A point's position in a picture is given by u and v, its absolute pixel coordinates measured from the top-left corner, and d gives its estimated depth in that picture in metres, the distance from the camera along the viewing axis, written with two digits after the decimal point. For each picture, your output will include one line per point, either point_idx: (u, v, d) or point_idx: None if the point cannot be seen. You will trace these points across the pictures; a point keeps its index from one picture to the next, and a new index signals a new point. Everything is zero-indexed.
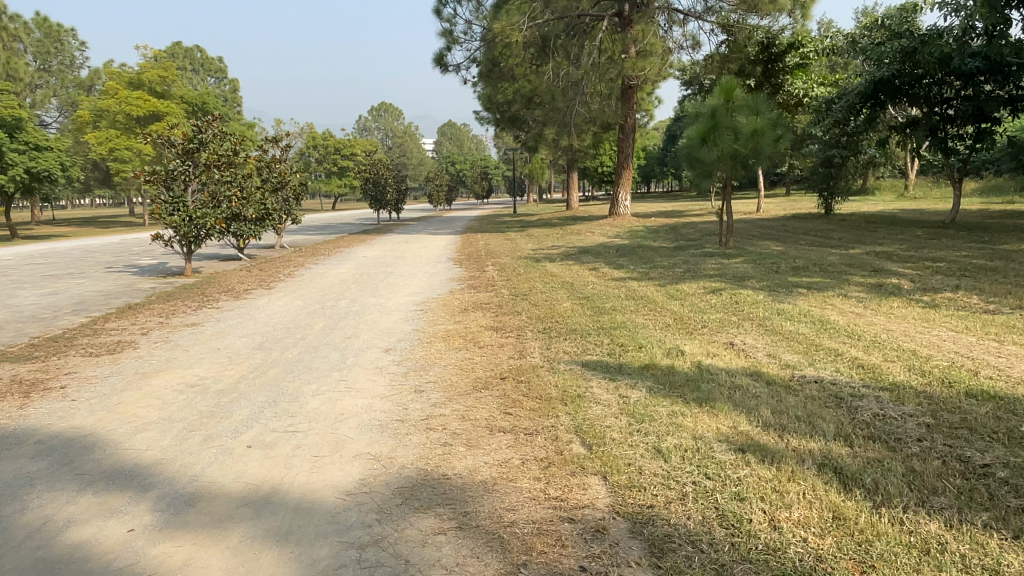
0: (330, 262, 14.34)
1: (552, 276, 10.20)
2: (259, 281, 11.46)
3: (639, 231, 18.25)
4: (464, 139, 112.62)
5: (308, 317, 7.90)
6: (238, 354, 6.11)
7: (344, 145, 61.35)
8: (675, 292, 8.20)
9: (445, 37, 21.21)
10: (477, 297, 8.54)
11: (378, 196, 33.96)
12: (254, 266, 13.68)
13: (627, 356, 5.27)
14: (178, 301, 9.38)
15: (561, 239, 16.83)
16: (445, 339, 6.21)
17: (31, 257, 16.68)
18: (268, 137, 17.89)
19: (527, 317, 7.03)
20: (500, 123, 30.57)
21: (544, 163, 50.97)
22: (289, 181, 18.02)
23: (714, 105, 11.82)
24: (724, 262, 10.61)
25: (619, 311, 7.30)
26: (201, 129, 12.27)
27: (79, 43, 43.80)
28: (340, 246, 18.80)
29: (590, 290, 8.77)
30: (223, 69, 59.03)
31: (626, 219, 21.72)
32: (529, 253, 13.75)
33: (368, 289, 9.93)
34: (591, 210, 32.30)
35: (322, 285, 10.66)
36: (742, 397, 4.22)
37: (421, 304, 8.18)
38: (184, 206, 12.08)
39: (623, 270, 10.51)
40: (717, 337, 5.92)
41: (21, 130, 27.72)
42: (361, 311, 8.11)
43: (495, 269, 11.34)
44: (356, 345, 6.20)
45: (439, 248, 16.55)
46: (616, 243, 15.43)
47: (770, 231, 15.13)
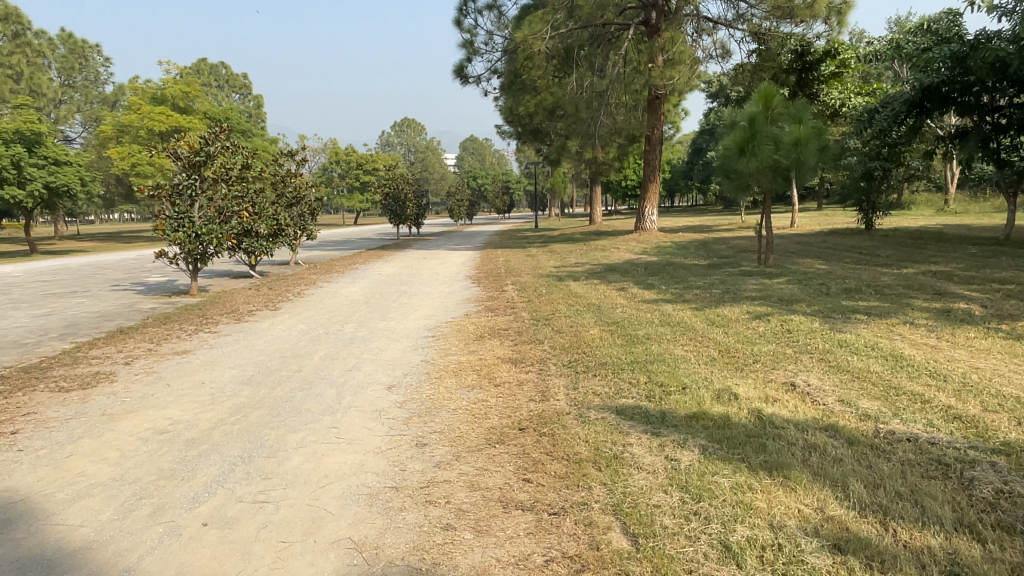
0: (343, 280, 13.69)
1: (577, 297, 9.40)
2: (266, 300, 10.80)
3: (668, 247, 17.40)
4: (487, 154, 112.54)
5: (309, 343, 7.16)
6: (222, 391, 5.36)
7: (366, 160, 61.27)
8: (716, 318, 7.36)
9: (465, 48, 20.60)
10: (495, 322, 7.76)
11: (398, 211, 33.45)
12: (263, 285, 13.07)
13: (670, 400, 4.45)
14: (175, 323, 8.72)
15: (586, 256, 16.02)
16: (457, 375, 5.43)
17: (40, 274, 16.26)
18: (283, 150, 17.35)
19: (550, 348, 6.24)
20: (522, 135, 29.96)
21: (567, 177, 50.24)
22: (304, 195, 17.46)
23: (752, 112, 10.98)
24: (765, 283, 9.75)
25: (654, 341, 6.47)
26: (208, 141, 11.67)
27: (104, 60, 44.26)
28: (356, 263, 18.19)
29: (619, 313, 7.95)
30: (246, 84, 59.33)
31: (653, 234, 20.86)
32: (552, 271, 12.96)
33: (379, 311, 9.20)
34: (616, 224, 31.45)
35: (331, 306, 9.97)
36: (821, 464, 3.38)
37: (434, 330, 7.42)
38: (190, 221, 11.46)
39: (655, 291, 9.68)
40: (773, 376, 5.08)
41: (41, 145, 27.67)
42: (368, 337, 7.36)
43: (515, 289, 10.57)
44: (356, 380, 5.44)
45: (458, 265, 15.84)
46: (644, 260, 14.60)
47: (810, 248, 14.21)
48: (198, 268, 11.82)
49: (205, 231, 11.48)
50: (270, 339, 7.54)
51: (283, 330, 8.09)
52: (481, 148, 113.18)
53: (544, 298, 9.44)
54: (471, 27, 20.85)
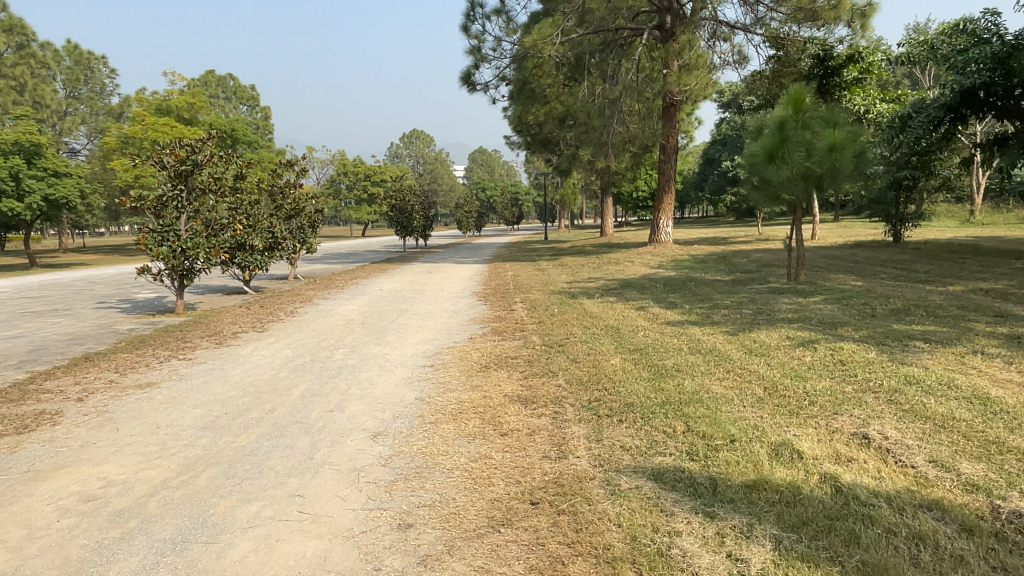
0: (342, 296, 12.86)
1: (593, 318, 8.53)
2: (255, 320, 9.99)
3: (685, 261, 16.50)
4: (495, 166, 112.20)
5: (291, 374, 6.31)
6: (175, 438, 4.51)
7: (374, 171, 60.72)
8: (754, 346, 6.47)
9: (472, 54, 19.85)
10: (502, 348, 6.89)
11: (404, 222, 32.70)
12: (256, 302, 12.24)
13: (718, 461, 3.56)
14: (149, 348, 7.89)
15: (599, 270, 15.15)
16: (456, 418, 4.56)
17: (27, 290, 15.52)
18: (281, 160, 16.60)
19: (567, 382, 5.35)
20: (531, 145, 29.19)
21: (577, 188, 49.47)
22: (303, 207, 16.69)
23: (782, 116, 10.20)
24: (799, 302, 8.86)
25: (688, 373, 5.59)
26: (195, 149, 10.91)
27: (110, 71, 44.01)
28: (358, 277, 17.42)
29: (642, 338, 7.07)
30: (254, 96, 58.99)
31: (669, 246, 19.99)
32: (563, 287, 12.12)
33: (375, 333, 8.37)
34: (627, 237, 30.58)
35: (324, 327, 9.14)
36: (940, 567, 2.50)
37: (433, 358, 6.55)
38: (175, 235, 10.67)
39: (678, 310, 8.81)
40: (839, 425, 4.18)
41: (41, 156, 27.10)
42: (359, 367, 6.51)
43: (525, 308, 9.72)
44: (336, 425, 4.58)
45: (464, 280, 15.02)
46: (662, 274, 13.73)
47: (839, 263, 13.31)
48: (184, 285, 10.99)
49: (191, 245, 10.67)
50: (249, 368, 6.69)
51: (266, 356, 7.25)
52: (491, 160, 112.68)
53: (556, 319, 8.57)
54: (478, 33, 20.12)
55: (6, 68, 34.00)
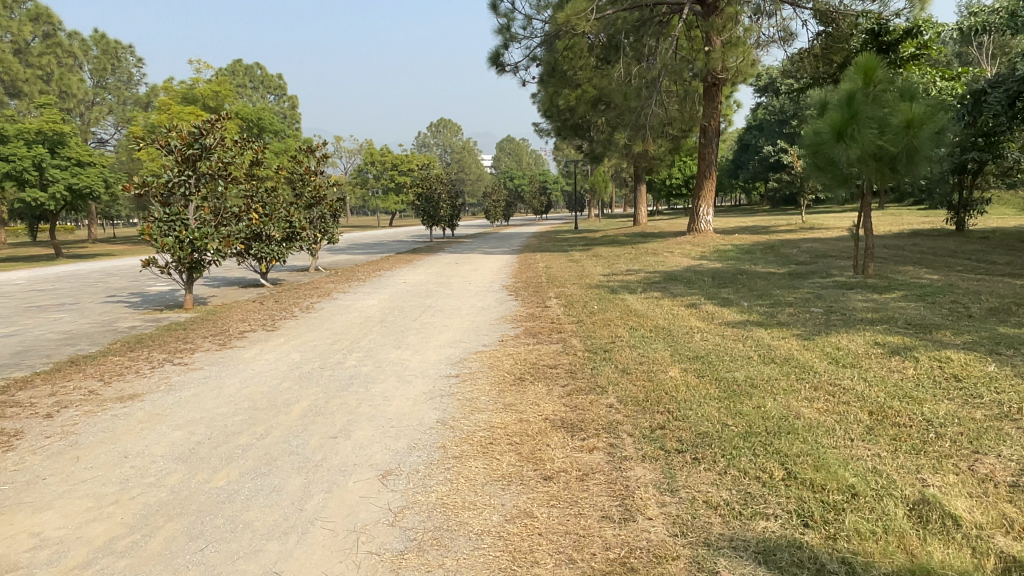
0: (363, 290, 12.02)
1: (640, 316, 7.55)
2: (268, 316, 9.20)
3: (730, 252, 15.37)
4: (523, 155, 111.14)
5: (294, 385, 5.43)
6: (141, 474, 3.65)
7: (401, 160, 59.99)
8: (839, 354, 5.44)
9: (501, 34, 18.85)
10: (537, 354, 5.96)
11: (431, 212, 31.87)
12: (271, 296, 11.46)
13: (846, 539, 2.59)
14: (144, 349, 7.10)
15: (637, 261, 14.13)
16: (487, 452, 3.65)
17: (40, 282, 14.95)
18: (301, 145, 15.78)
19: (620, 401, 4.40)
20: (562, 131, 28.08)
21: (608, 176, 48.21)
22: (324, 196, 15.87)
23: (850, 88, 9.13)
24: (874, 299, 7.79)
25: (768, 392, 4.59)
26: (203, 132, 10.08)
27: (136, 60, 43.82)
28: (382, 269, 16.63)
29: (702, 343, 6.07)
30: (282, 86, 58.55)
31: (710, 235, 18.83)
32: (601, 280, 11.14)
33: (394, 333, 7.49)
34: (662, 226, 29.43)
35: (340, 325, 8.29)
36: None
37: (459, 367, 5.63)
38: (182, 224, 9.87)
39: (736, 308, 7.80)
40: (988, 472, 3.19)
41: (65, 146, 26.73)
42: (374, 375, 5.62)
43: (561, 305, 8.78)
44: (338, 460, 3.68)
45: (492, 272, 14.12)
46: (707, 266, 12.69)
47: (905, 254, 12.12)
48: (192, 278, 10.18)
49: (199, 236, 9.87)
50: (249, 375, 5.84)
51: (270, 361, 6.40)
52: (518, 148, 111.36)
53: (598, 317, 7.62)
54: (507, 12, 19.10)
55: (33, 58, 33.75)
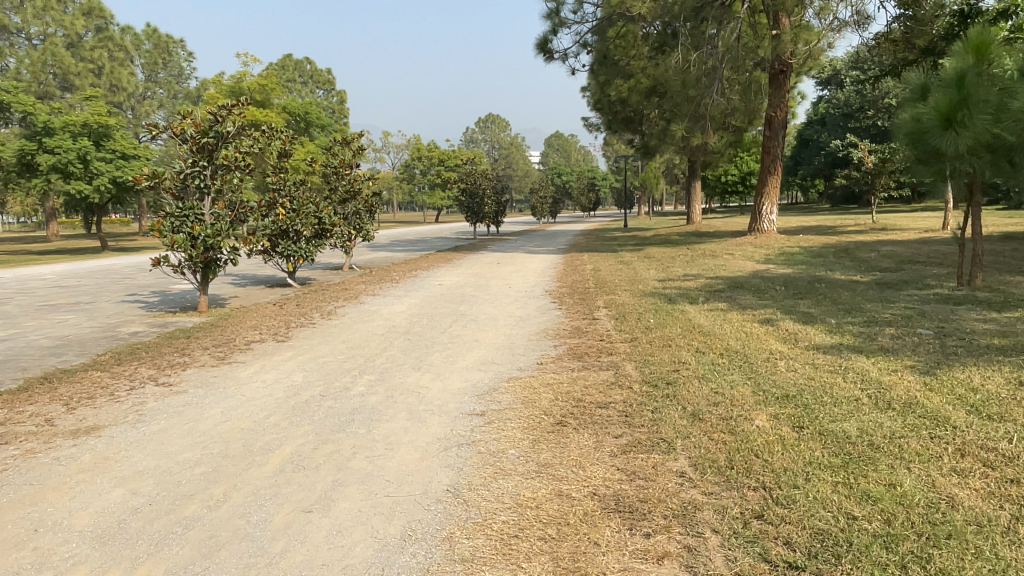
0: (395, 292, 11.05)
1: (708, 335, 6.33)
2: (284, 322, 8.31)
3: (798, 255, 13.93)
4: (572, 151, 109.46)
5: (283, 419, 4.42)
6: (37, 567, 2.66)
7: (448, 155, 59.27)
8: (979, 402, 4.17)
9: (550, 19, 17.69)
10: (583, 385, 4.83)
11: (475, 208, 30.94)
12: (296, 298, 10.56)
13: None
14: (133, 364, 6.20)
15: (695, 265, 12.87)
16: (512, 554, 2.55)
17: (68, 277, 14.49)
18: (335, 137, 14.84)
19: (694, 468, 3.27)
20: (613, 124, 26.70)
21: (660, 172, 46.60)
22: (359, 191, 14.93)
23: (959, 69, 7.75)
24: (995, 319, 6.44)
25: (896, 459, 3.39)
26: (219, 118, 9.06)
27: (187, 54, 44.15)
28: (420, 267, 15.70)
29: (789, 377, 4.86)
30: (331, 80, 58.49)
31: (774, 236, 17.34)
32: (656, 286, 9.94)
33: (416, 349, 6.45)
34: (716, 224, 27.90)
35: (359, 336, 7.30)
36: None
37: (486, 402, 4.55)
38: (196, 220, 8.89)
39: (823, 327, 6.53)
40: None
41: (110, 138, 26.71)
42: (381, 408, 4.57)
43: (612, 317, 7.63)
44: (302, 557, 2.63)
45: (536, 274, 13.03)
46: (774, 272, 11.36)
47: (1008, 261, 10.59)
48: (206, 278, 9.25)
49: (213, 232, 8.89)
50: (235, 403, 4.86)
51: (268, 383, 5.41)
52: (566, 144, 109.89)
53: (656, 334, 6.46)
54: None
55: (85, 52, 34.08)
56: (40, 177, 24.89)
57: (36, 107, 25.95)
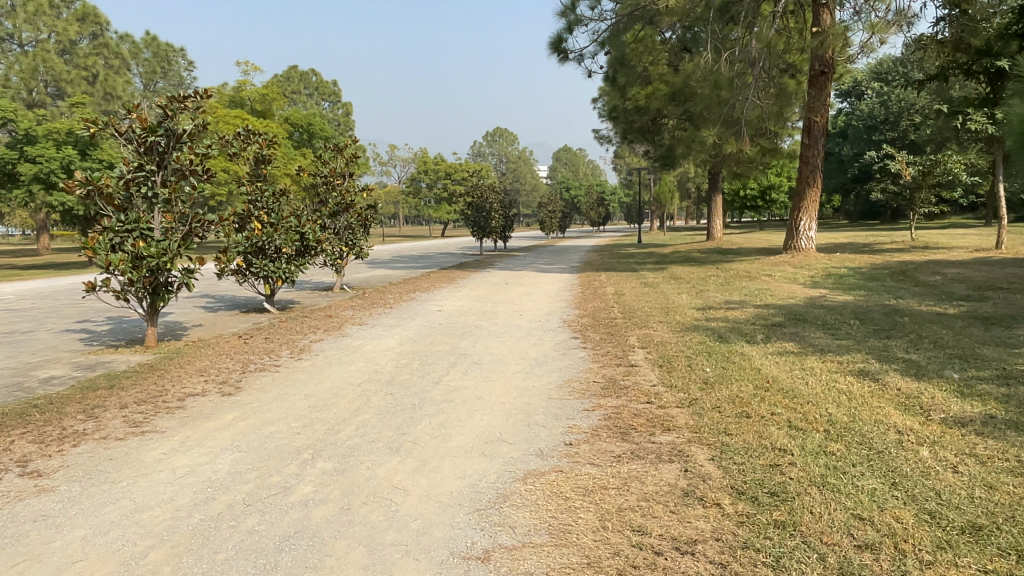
0: (389, 321, 9.42)
1: (796, 400, 4.64)
2: (241, 364, 6.67)
3: (849, 279, 12.27)
4: (580, 166, 108.19)
5: (166, 560, 2.76)
6: None
7: (455, 168, 57.83)
8: None
9: (564, 17, 16.16)
10: (642, 494, 3.15)
11: (482, 222, 29.33)
12: (270, 328, 8.91)
13: None
14: (12, 434, 4.54)
15: (735, 290, 11.21)
16: None
17: (23, 299, 12.86)
18: (325, 143, 13.27)
19: None
20: (628, 135, 25.07)
21: (673, 186, 45.08)
22: (352, 202, 13.32)
23: None
24: None
25: None
26: (171, 112, 7.43)
27: (188, 63, 43.09)
28: (421, 289, 14.08)
29: (955, 484, 3.17)
30: (337, 92, 57.27)
31: (813, 254, 15.64)
32: (698, 318, 8.30)
33: (396, 411, 4.78)
34: (739, 241, 26.25)
35: (329, 387, 5.64)
36: None
37: (492, 530, 2.87)
38: (141, 236, 7.20)
39: (948, 386, 4.84)
40: None
41: (97, 147, 25.29)
42: (324, 537, 2.90)
43: (655, 361, 5.97)
44: None
45: (553, 298, 11.39)
46: (833, 299, 9.70)
47: None
48: (154, 306, 7.57)
49: (159, 250, 7.19)
50: (112, 519, 3.20)
51: (177, 473, 3.74)
52: (574, 157, 108.64)
53: (721, 395, 4.78)
54: None
55: (80, 59, 32.90)
56: (22, 187, 23.67)
57: (20, 115, 24.67)
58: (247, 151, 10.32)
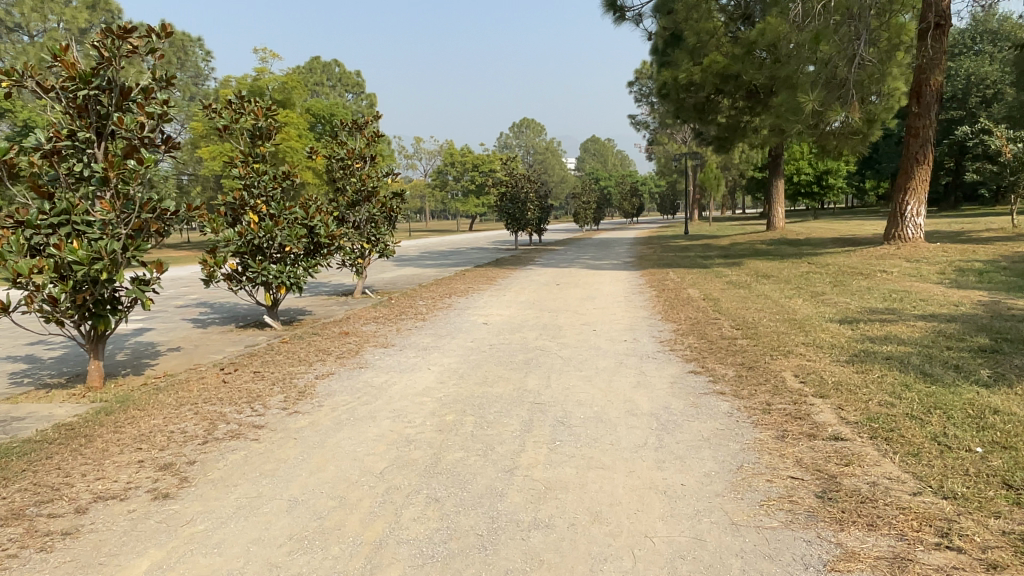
0: (423, 339, 7.18)
1: None
2: (206, 425, 4.41)
3: (996, 275, 9.75)
4: (610, 157, 105.45)
5: None
6: None
7: (483, 160, 55.60)
8: None
9: None
10: None
11: (517, 214, 27.02)
12: (267, 352, 6.72)
13: None
14: None
15: (860, 292, 8.78)
16: None
17: None
18: (341, 121, 11.08)
19: None
20: (680, 115, 22.54)
21: (717, 173, 42.34)
22: (374, 190, 11.08)
23: None
24: None
25: None
26: (108, 51, 5.16)
27: (205, 53, 41.33)
28: (458, 291, 11.85)
29: None
30: (360, 83, 55.20)
31: (922, 244, 13.08)
32: (855, 338, 5.93)
33: (453, 560, 2.51)
34: (802, 230, 23.65)
35: (332, 480, 3.36)
36: None
37: None
38: (72, 232, 4.96)
39: None
40: None
41: None
42: None
43: (868, 430, 3.60)
44: None
45: (627, 304, 9.06)
46: (1014, 305, 7.24)
47: None
48: (97, 331, 5.38)
49: (91, 253, 4.91)
50: None
51: None
52: (603, 148, 105.39)
53: None
54: None
55: None
56: None
57: (26, 112, 23.94)
58: (241, 124, 8.13)
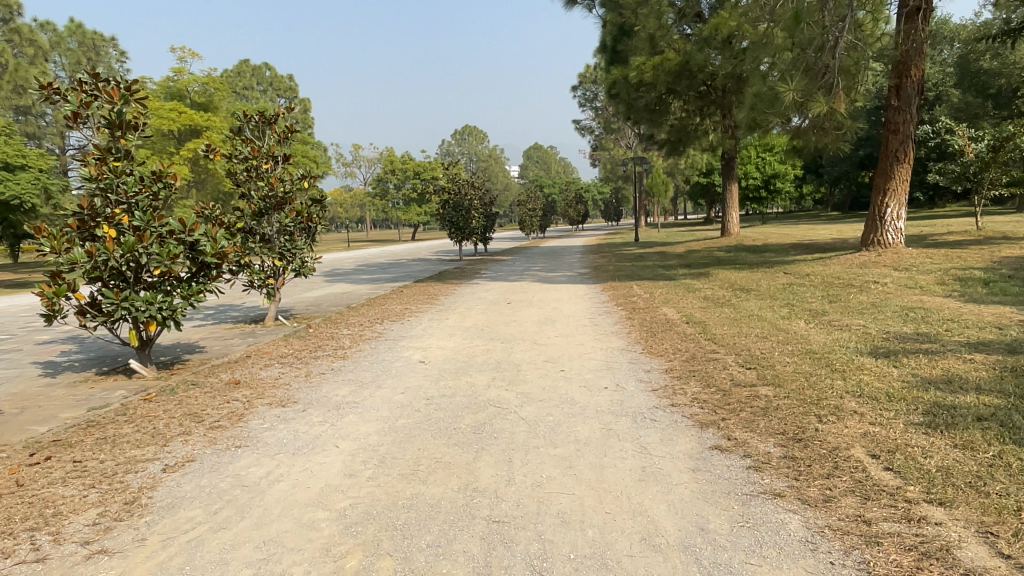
0: (336, 391, 5.38)
1: None
2: None
3: (1006, 284, 8.57)
4: (553, 165, 104.91)
5: None
6: None
7: (424, 167, 53.73)
8: None
9: None
10: None
11: (460, 223, 25.33)
12: (113, 420, 4.82)
13: None
14: None
15: (867, 310, 7.42)
16: None
17: None
18: (245, 114, 9.18)
19: None
20: (631, 116, 21.26)
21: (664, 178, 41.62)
22: (287, 195, 9.15)
23: None
24: None
25: None
26: None
27: (119, 54, 38.25)
28: (391, 314, 10.06)
29: None
30: (293, 88, 52.58)
31: (903, 250, 11.97)
32: (915, 384, 4.43)
33: None
34: (757, 236, 22.70)
35: None
36: None
37: None
38: None
39: None
40: None
41: None
42: None
43: None
44: None
45: (595, 331, 7.46)
46: None
47: None
48: None
49: None
50: None
51: None
52: (546, 155, 104.93)
53: None
54: None
55: None
56: None
57: None
58: (95, 111, 6.25)
